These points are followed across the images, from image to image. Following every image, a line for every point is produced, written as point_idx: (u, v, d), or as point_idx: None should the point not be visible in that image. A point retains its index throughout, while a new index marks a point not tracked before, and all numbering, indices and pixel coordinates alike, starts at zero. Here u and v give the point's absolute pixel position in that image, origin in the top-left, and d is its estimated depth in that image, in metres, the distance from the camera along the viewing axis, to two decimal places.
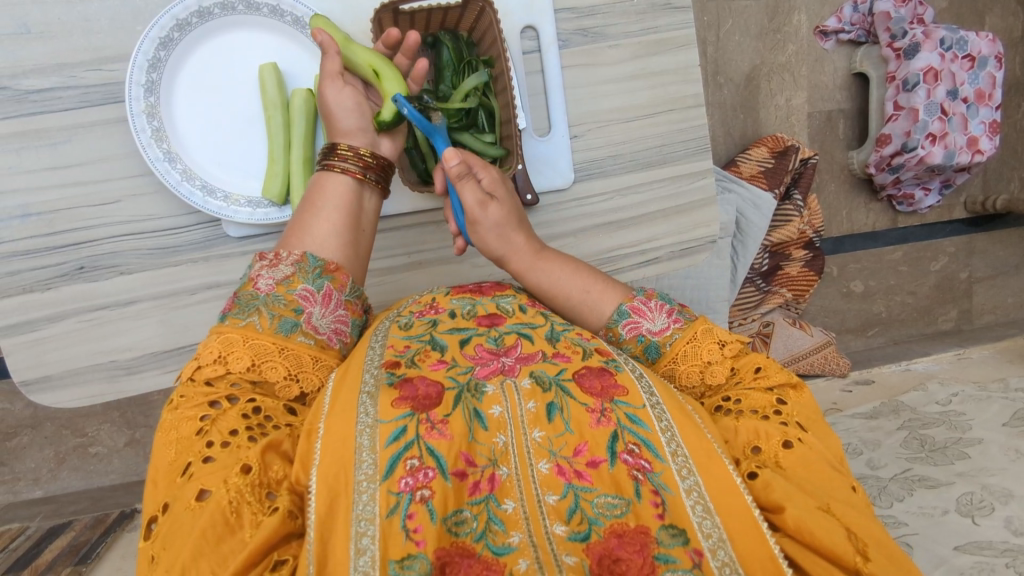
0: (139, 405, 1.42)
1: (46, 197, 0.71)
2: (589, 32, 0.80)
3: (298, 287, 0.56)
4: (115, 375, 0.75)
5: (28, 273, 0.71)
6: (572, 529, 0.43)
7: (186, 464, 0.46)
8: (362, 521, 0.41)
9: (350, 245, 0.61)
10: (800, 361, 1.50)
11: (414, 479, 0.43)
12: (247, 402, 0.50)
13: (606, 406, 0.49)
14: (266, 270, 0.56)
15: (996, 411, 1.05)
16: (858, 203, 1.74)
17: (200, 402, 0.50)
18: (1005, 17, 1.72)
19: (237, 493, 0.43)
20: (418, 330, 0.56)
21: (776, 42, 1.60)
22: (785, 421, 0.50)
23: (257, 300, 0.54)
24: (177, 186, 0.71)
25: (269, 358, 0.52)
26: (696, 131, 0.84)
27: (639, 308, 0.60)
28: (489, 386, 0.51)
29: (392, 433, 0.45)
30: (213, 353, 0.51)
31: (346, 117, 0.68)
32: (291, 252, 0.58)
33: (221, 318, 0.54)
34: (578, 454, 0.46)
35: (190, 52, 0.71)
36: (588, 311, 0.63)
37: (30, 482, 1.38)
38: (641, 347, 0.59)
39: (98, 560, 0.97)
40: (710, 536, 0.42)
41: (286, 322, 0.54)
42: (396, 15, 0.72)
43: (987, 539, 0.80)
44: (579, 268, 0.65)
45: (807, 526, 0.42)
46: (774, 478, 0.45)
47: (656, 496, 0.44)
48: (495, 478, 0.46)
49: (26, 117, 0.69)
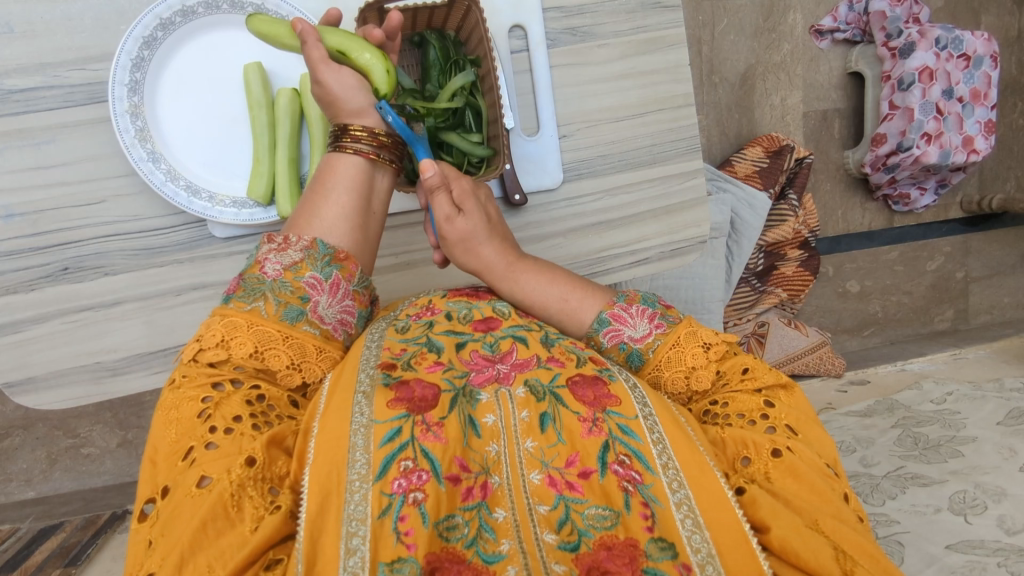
0: (131, 405, 1.41)
1: (31, 198, 0.70)
2: (577, 32, 0.80)
3: (306, 274, 0.55)
4: (101, 376, 0.75)
5: (12, 274, 0.71)
6: (562, 538, 0.43)
7: (189, 449, 0.46)
8: (354, 521, 0.41)
9: (359, 228, 0.60)
10: (796, 361, 1.50)
11: (407, 481, 0.43)
12: (252, 389, 0.50)
13: (599, 415, 0.48)
14: (273, 253, 0.55)
15: (991, 410, 1.04)
16: (854, 202, 1.73)
17: (204, 383, 0.49)
18: (1001, 16, 1.72)
19: (239, 485, 0.43)
20: (415, 333, 0.55)
21: (770, 42, 1.59)
22: (772, 427, 0.50)
23: (264, 284, 0.54)
24: (162, 186, 0.70)
25: (273, 345, 0.52)
26: (686, 131, 0.84)
27: (620, 316, 0.59)
28: (484, 393, 0.50)
29: (386, 433, 0.44)
30: (218, 335, 0.51)
31: (353, 97, 0.64)
32: (300, 237, 0.57)
33: (225, 299, 0.53)
34: (569, 465, 0.46)
35: (174, 52, 0.70)
36: (569, 317, 0.62)
37: (22, 482, 1.38)
38: (623, 355, 0.59)
39: (88, 563, 0.97)
40: (699, 551, 0.42)
41: (292, 309, 0.53)
42: (381, 13, 0.72)
43: (978, 538, 0.79)
44: (554, 278, 0.64)
45: (793, 547, 0.42)
46: (762, 494, 0.45)
47: (645, 508, 0.44)
48: (488, 486, 0.45)
49: (10, 117, 0.69)
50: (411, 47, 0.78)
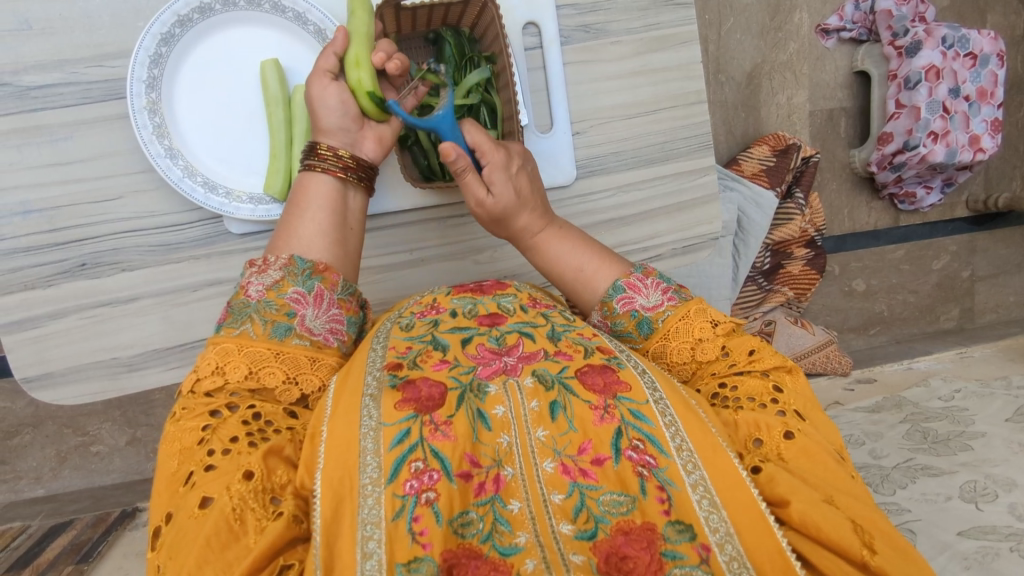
0: (139, 404, 1.42)
1: (47, 194, 0.71)
2: (590, 28, 0.80)
3: (289, 291, 0.55)
4: (117, 372, 0.75)
5: (30, 270, 0.71)
6: (578, 528, 0.43)
7: (188, 473, 0.45)
8: (368, 525, 0.41)
9: (338, 244, 0.61)
10: (802, 360, 1.50)
11: (419, 482, 0.43)
12: (248, 408, 0.50)
13: (610, 402, 0.48)
14: (255, 276, 0.55)
15: (999, 407, 1.04)
16: (860, 201, 1.73)
17: (202, 411, 0.49)
18: (1007, 15, 1.72)
19: (240, 500, 0.42)
20: (420, 331, 0.55)
21: (777, 41, 1.59)
22: (782, 411, 0.51)
23: (250, 307, 0.53)
24: (179, 182, 0.71)
25: (266, 363, 0.51)
26: (698, 128, 0.84)
27: (635, 285, 0.61)
28: (492, 386, 0.50)
29: (395, 435, 0.45)
30: (211, 364, 0.51)
31: (328, 116, 0.66)
32: (279, 257, 0.57)
33: (217, 327, 0.53)
34: (582, 452, 0.46)
35: (191, 48, 0.71)
36: (584, 285, 0.64)
37: (31, 480, 1.38)
38: (634, 322, 0.60)
39: (99, 559, 0.97)
40: (717, 531, 0.42)
41: (280, 326, 0.53)
42: (397, 10, 0.71)
43: (990, 524, 0.79)
44: (574, 249, 0.66)
45: (813, 521, 0.42)
46: (778, 472, 0.45)
47: (662, 492, 0.44)
48: (501, 478, 0.45)
49: (28, 113, 0.69)
50: (425, 45, 0.79)
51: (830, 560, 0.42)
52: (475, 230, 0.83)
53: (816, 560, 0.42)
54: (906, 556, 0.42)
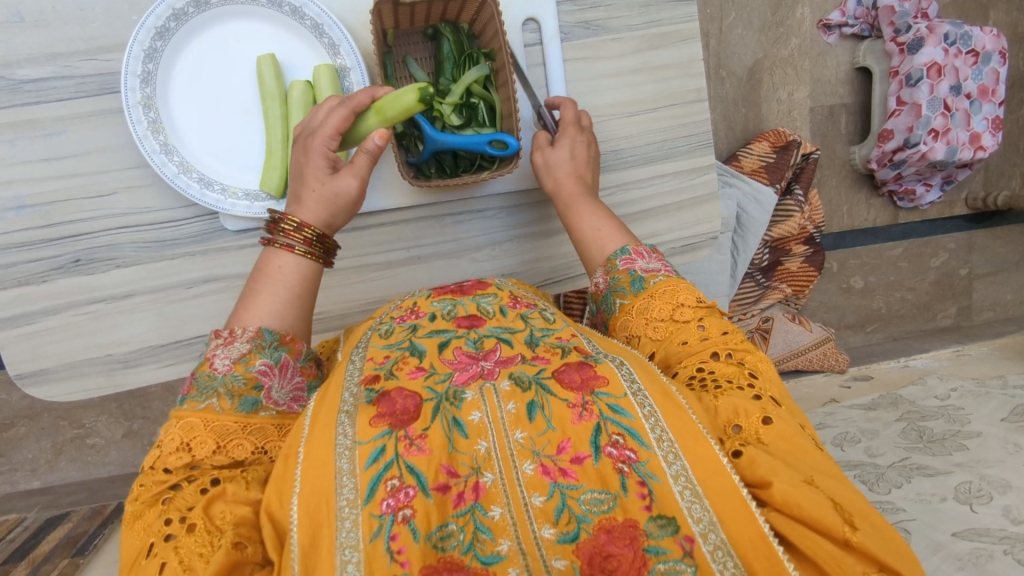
0: (136, 397, 1.41)
1: (41, 189, 0.70)
2: (591, 25, 0.79)
3: (256, 364, 0.53)
4: (112, 369, 0.75)
5: (24, 266, 0.71)
6: (561, 531, 0.43)
7: (150, 544, 0.44)
8: (346, 549, 0.41)
9: (306, 321, 0.60)
10: (800, 356, 1.52)
11: (395, 500, 0.43)
12: (210, 476, 0.47)
13: (588, 399, 0.48)
14: (221, 349, 0.53)
15: (995, 406, 1.05)
16: (859, 198, 1.73)
17: (160, 490, 0.47)
18: (1009, 12, 1.71)
19: (188, 552, 0.42)
20: (398, 338, 0.55)
21: (778, 36, 1.58)
22: (759, 395, 0.51)
23: (216, 381, 0.51)
24: (174, 178, 0.70)
25: (234, 436, 0.50)
26: (697, 127, 0.84)
27: (638, 252, 0.65)
28: (468, 391, 0.50)
29: (370, 453, 0.45)
30: (177, 441, 0.48)
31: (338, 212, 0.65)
32: (246, 329, 0.55)
33: (179, 401, 0.51)
34: (561, 451, 0.45)
35: (185, 43, 0.70)
36: (596, 246, 0.69)
37: (28, 472, 1.38)
38: (629, 279, 0.63)
39: (95, 551, 0.97)
40: (700, 521, 0.42)
41: (246, 401, 0.51)
42: (395, 6, 0.69)
43: (985, 526, 0.79)
44: (602, 211, 0.71)
45: (794, 498, 0.42)
46: (760, 454, 0.45)
47: (642, 487, 0.44)
48: (480, 486, 0.44)
49: (21, 107, 0.68)
50: (425, 40, 0.78)
51: (811, 540, 0.42)
52: (473, 229, 0.82)
53: (798, 540, 0.42)
54: (883, 534, 0.42)
